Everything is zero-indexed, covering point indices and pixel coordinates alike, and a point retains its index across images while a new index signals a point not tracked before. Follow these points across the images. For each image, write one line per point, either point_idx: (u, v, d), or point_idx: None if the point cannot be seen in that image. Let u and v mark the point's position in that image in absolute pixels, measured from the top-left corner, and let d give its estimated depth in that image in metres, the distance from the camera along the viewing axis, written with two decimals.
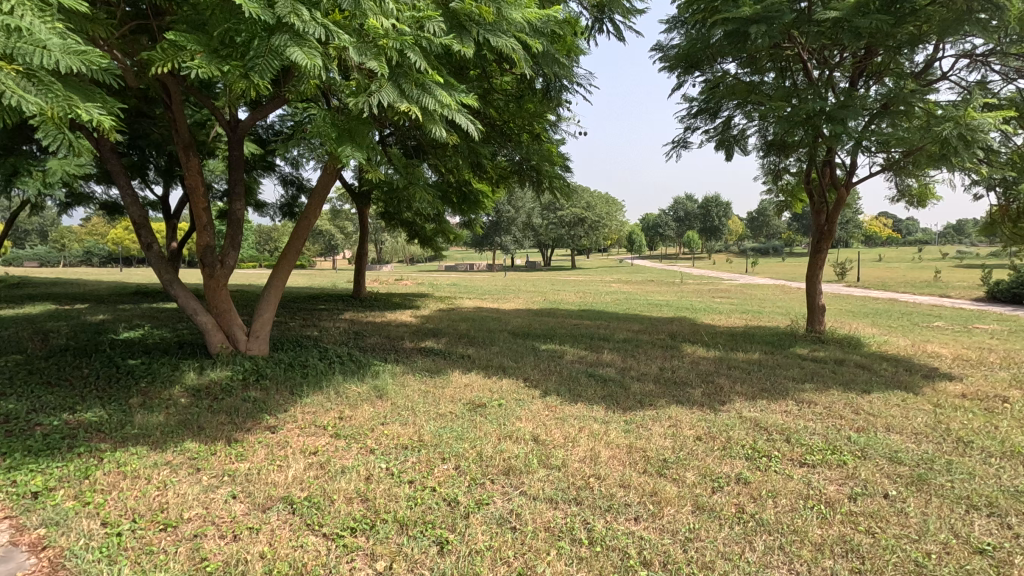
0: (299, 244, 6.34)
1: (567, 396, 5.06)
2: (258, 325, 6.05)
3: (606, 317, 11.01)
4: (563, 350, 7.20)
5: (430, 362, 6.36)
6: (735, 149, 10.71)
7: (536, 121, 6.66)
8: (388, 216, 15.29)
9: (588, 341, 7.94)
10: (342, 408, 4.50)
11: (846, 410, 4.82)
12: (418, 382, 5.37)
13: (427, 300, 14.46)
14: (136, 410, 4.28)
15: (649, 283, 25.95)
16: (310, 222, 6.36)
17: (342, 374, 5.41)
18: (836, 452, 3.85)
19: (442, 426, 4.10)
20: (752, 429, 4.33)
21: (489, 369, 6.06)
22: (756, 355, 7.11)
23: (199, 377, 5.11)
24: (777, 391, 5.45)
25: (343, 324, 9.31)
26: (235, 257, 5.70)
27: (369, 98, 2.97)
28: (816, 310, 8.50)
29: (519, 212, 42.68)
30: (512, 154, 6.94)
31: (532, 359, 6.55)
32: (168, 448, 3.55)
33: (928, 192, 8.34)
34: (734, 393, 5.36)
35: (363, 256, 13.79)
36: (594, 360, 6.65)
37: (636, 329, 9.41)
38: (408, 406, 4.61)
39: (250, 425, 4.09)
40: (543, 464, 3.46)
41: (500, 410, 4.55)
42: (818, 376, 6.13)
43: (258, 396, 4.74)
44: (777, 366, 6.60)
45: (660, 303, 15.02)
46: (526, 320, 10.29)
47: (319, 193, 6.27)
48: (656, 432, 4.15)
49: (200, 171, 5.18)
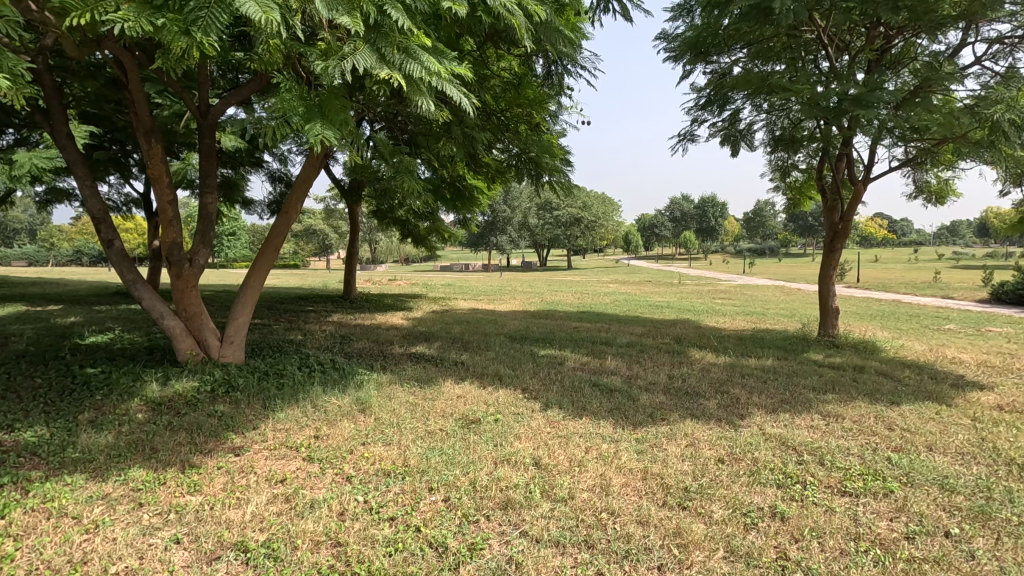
0: (278, 241, 5.83)
1: (570, 409, 4.59)
2: (232, 330, 5.54)
3: (607, 319, 10.54)
4: (564, 356, 6.72)
5: (420, 370, 5.89)
6: (741, 144, 10.30)
7: (536, 110, 6.21)
8: (380, 214, 14.79)
9: (590, 346, 7.45)
10: (319, 426, 4.01)
11: (879, 426, 4.36)
12: (407, 394, 4.88)
13: (420, 302, 13.96)
14: (82, 429, 3.77)
15: (647, 284, 25.50)
16: (291, 217, 5.84)
17: (322, 384, 4.92)
18: (879, 478, 3.39)
19: (431, 448, 3.62)
20: (779, 448, 3.87)
21: (484, 378, 5.57)
22: (769, 361, 6.66)
23: (162, 389, 4.59)
24: (798, 402, 5.00)
25: (330, 327, 8.81)
26: (205, 255, 5.20)
27: (341, 64, 2.50)
28: (828, 313, 8.07)
29: (515, 211, 42.16)
30: (510, 145, 6.47)
31: (531, 366, 6.08)
32: (109, 477, 3.06)
33: (948, 189, 7.91)
34: (752, 405, 4.89)
35: (353, 256, 13.30)
36: (598, 368, 6.19)
37: (639, 332, 8.94)
38: (394, 422, 4.13)
39: (211, 447, 3.58)
40: (546, 497, 2.98)
41: (496, 426, 4.07)
42: (840, 384, 5.68)
43: (226, 410, 4.24)
44: (793, 373, 6.15)
45: (661, 305, 14.55)
46: (524, 322, 9.81)
47: (300, 186, 5.75)
48: (672, 453, 3.68)
49: (163, 160, 4.68)
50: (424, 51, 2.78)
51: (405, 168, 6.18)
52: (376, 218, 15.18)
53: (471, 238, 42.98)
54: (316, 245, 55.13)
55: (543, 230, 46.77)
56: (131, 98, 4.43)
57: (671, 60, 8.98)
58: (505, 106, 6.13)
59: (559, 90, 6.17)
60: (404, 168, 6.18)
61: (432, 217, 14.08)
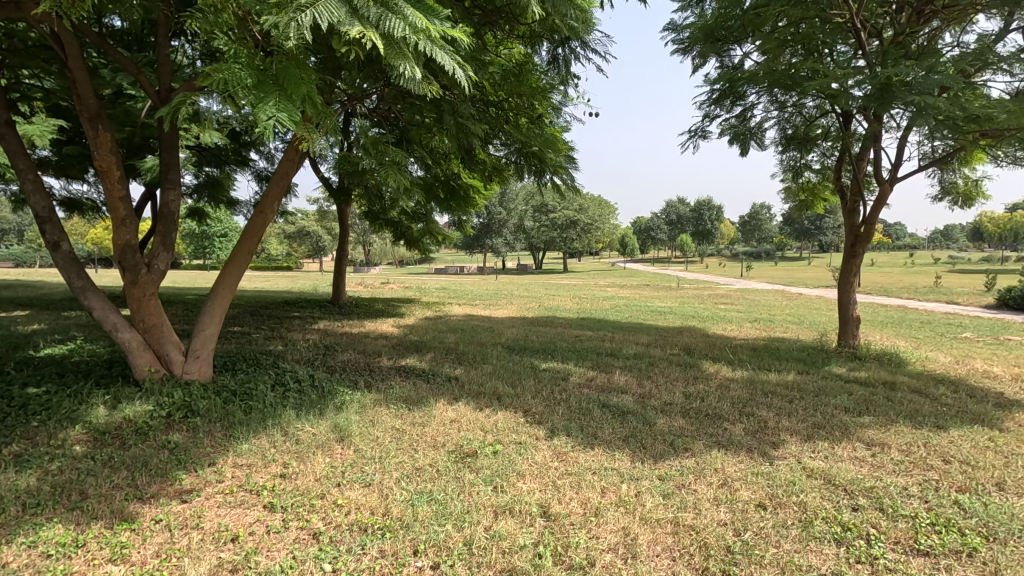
0: (252, 243, 5.23)
1: (579, 437, 4.01)
2: (198, 343, 4.93)
3: (609, 327, 9.98)
4: (568, 371, 6.16)
5: (410, 387, 5.32)
6: (751, 143, 9.81)
7: (538, 102, 5.69)
8: (372, 215, 14.22)
9: (595, 359, 6.88)
10: (289, 462, 3.42)
11: (934, 459, 3.81)
12: (393, 418, 4.30)
13: (413, 307, 13.35)
14: (3, 468, 3.17)
15: (645, 288, 24.97)
16: (267, 217, 5.25)
17: (296, 407, 4.33)
18: (955, 530, 2.84)
19: (418, 492, 3.04)
20: (825, 488, 3.32)
21: (480, 397, 4.99)
22: (791, 377, 6.12)
23: (109, 414, 3.97)
24: (834, 427, 4.45)
25: (314, 336, 8.20)
26: (165, 258, 4.61)
27: (299, 15, 1.94)
28: (849, 322, 7.53)
29: (511, 214, 41.57)
30: (509, 139, 5.91)
31: (533, 383, 5.50)
32: (14, 538, 2.46)
33: (976, 191, 7.43)
34: (783, 431, 4.34)
35: (343, 259, 12.70)
36: (607, 384, 5.62)
37: (645, 341, 8.39)
38: (376, 457, 3.55)
39: (154, 491, 2.98)
40: (559, 562, 2.41)
41: (495, 461, 3.49)
42: (874, 404, 5.14)
43: (181, 441, 3.65)
44: (820, 391, 5.61)
45: (664, 311, 14.01)
46: (522, 330, 9.24)
47: (277, 183, 5.18)
48: (703, 496, 3.12)
49: (113, 150, 4.09)
50: (408, 5, 2.22)
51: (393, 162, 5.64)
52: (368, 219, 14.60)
53: (466, 241, 42.36)
54: (309, 246, 54.43)
55: (539, 233, 46.22)
56: (72, 78, 3.86)
57: (679, 54, 8.49)
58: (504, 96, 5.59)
59: (563, 80, 5.64)
60: (392, 164, 5.64)
61: (425, 219, 13.51)
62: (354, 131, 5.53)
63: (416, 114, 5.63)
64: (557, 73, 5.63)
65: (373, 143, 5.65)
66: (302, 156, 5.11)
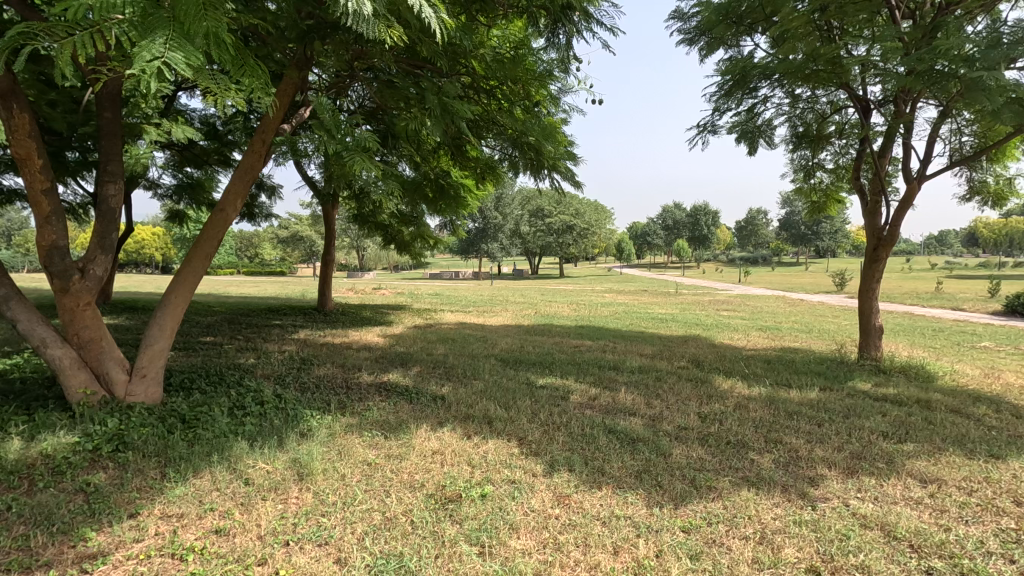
0: (211, 247, 4.63)
1: (583, 474, 3.40)
2: (145, 360, 4.29)
3: (610, 336, 9.39)
4: (568, 388, 5.55)
5: (390, 409, 4.69)
6: (759, 142, 9.30)
7: (534, 89, 5.10)
8: (361, 218, 13.61)
9: (597, 373, 6.27)
10: (230, 512, 2.79)
11: (1004, 500, 3.22)
12: (365, 451, 3.68)
13: (403, 314, 12.73)
14: None
15: (643, 294, 24.46)
16: (228, 217, 4.67)
17: (254, 437, 3.70)
18: None
19: (386, 556, 2.43)
20: (888, 543, 2.71)
21: (469, 422, 4.38)
22: (814, 395, 5.54)
23: (24, 447, 3.32)
24: (877, 457, 3.86)
25: (291, 347, 7.56)
26: (105, 261, 4.03)
27: None
28: (871, 333, 6.95)
29: (507, 219, 40.98)
30: (502, 130, 5.31)
31: (528, 404, 4.89)
32: None
33: (1006, 191, 6.91)
34: (819, 462, 3.75)
35: (329, 264, 12.06)
36: (611, 405, 5.01)
37: (651, 353, 7.79)
38: (339, 503, 2.93)
39: (48, 558, 2.35)
40: None
41: (483, 510, 2.88)
42: (913, 428, 4.55)
43: (105, 483, 3.02)
44: (851, 411, 5.02)
45: (666, 318, 13.42)
46: (516, 340, 8.63)
47: (240, 178, 4.64)
48: (742, 559, 2.51)
49: (32, 134, 3.48)
50: None
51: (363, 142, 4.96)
52: (357, 223, 14.00)
53: (461, 246, 41.76)
54: (302, 251, 53.79)
55: (534, 238, 45.59)
56: None
57: (685, 45, 7.97)
58: (495, 78, 4.96)
59: (564, 64, 5.02)
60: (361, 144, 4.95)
61: (416, 222, 12.92)
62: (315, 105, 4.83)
63: (394, 95, 4.99)
64: (556, 56, 5.02)
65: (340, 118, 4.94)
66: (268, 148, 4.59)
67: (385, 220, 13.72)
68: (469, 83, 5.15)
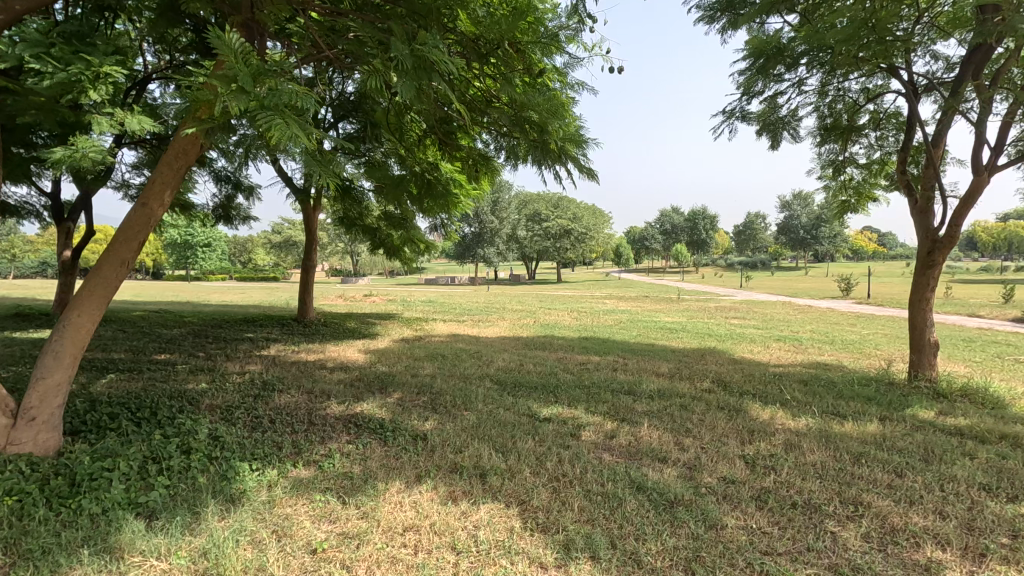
0: (129, 253, 3.69)
1: (613, 568, 2.44)
2: (34, 399, 3.33)
3: (619, 351, 8.46)
4: (579, 423, 4.57)
5: (357, 456, 3.72)
6: (783, 136, 8.44)
7: (538, 51, 4.09)
8: (346, 221, 12.64)
9: (612, 401, 5.28)
10: None
11: None
12: (314, 528, 2.70)
13: (391, 325, 11.78)
14: None
15: (644, 300, 23.72)
16: (152, 213, 3.74)
17: (161, 508, 2.73)
18: None
19: None
20: None
21: (457, 475, 3.42)
22: (873, 429, 4.60)
23: None
24: (997, 529, 2.90)
25: (255, 367, 6.56)
26: None
27: None
28: (925, 350, 6.02)
29: (503, 224, 39.90)
30: (500, 102, 4.31)
31: (532, 446, 3.92)
32: None
33: None
34: (923, 536, 2.80)
35: (310, 270, 11.07)
36: (634, 446, 4.05)
37: (668, 372, 6.82)
38: None
39: None
40: None
41: None
42: (1017, 476, 3.62)
43: None
44: (930, 453, 4.06)
45: (673, 328, 12.52)
46: (514, 356, 7.64)
47: (168, 166, 3.73)
48: None
49: None
50: None
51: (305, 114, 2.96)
52: (342, 225, 13.03)
53: (456, 252, 40.91)
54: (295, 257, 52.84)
55: (532, 242, 44.66)
56: None
57: (705, 23, 7.06)
58: (489, 42, 4.04)
59: (575, 23, 4.04)
60: (303, 116, 2.92)
61: (404, 225, 11.94)
62: (214, 40, 2.57)
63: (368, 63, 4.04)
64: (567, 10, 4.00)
65: (260, 71, 2.70)
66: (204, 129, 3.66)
67: (372, 222, 12.74)
68: (456, 50, 4.24)
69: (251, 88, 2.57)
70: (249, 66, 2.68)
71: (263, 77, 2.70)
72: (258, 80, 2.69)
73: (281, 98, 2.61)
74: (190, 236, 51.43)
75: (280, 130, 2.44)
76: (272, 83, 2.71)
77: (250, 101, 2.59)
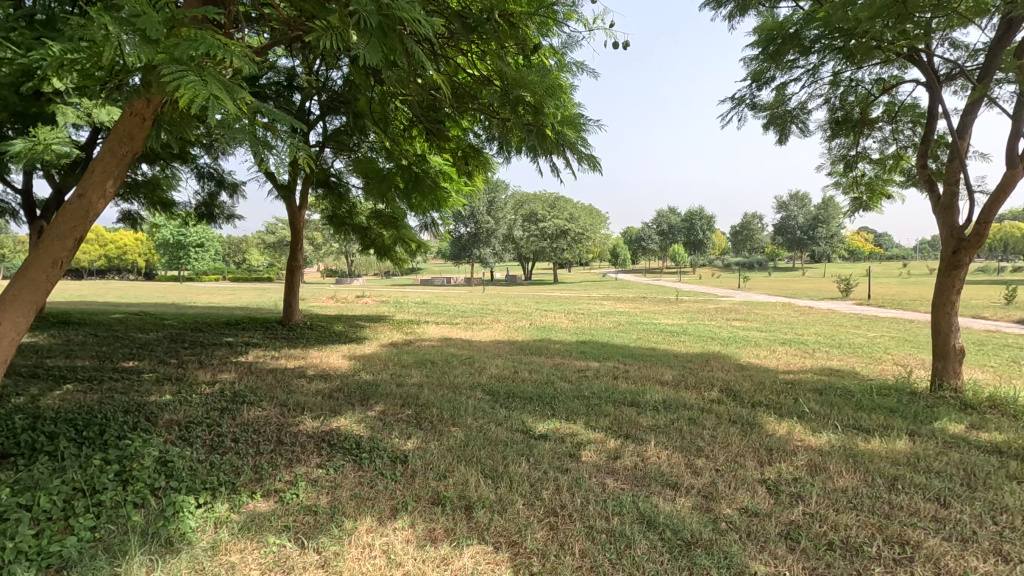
0: (63, 252, 3.25)
1: None
2: None
3: (619, 356, 8.02)
4: (579, 441, 4.12)
5: (326, 484, 3.26)
6: (792, 130, 8.02)
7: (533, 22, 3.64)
8: (335, 220, 12.17)
9: (614, 414, 4.82)
10: None
11: None
12: None
13: (382, 328, 11.31)
14: None
15: (642, 301, 23.32)
16: (91, 205, 3.27)
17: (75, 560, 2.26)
18: None
19: None
20: None
21: (440, 508, 2.96)
22: (902, 446, 4.17)
23: None
24: None
25: (229, 375, 6.08)
26: None
27: None
28: (950, 357, 5.60)
29: (500, 224, 39.40)
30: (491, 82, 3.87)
31: (527, 471, 3.47)
32: None
33: None
34: None
35: (295, 271, 10.59)
36: (641, 469, 3.60)
37: (673, 380, 6.37)
38: None
39: None
40: None
41: None
42: None
43: None
44: (973, 477, 3.63)
45: (674, 331, 12.10)
46: (508, 363, 7.19)
47: (111, 151, 3.26)
48: None
49: None
50: None
51: (226, 68, 2.89)
52: (331, 224, 12.55)
53: (452, 252, 40.44)
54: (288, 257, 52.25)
55: (528, 243, 44.22)
56: None
57: (711, 8, 6.63)
58: (477, 12, 3.60)
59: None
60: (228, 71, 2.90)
61: (394, 224, 11.48)
62: None
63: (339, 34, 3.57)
64: None
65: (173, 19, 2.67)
66: (150, 109, 3.20)
67: (362, 221, 12.26)
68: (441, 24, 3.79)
69: (160, 38, 2.52)
70: (162, 14, 2.65)
71: (179, 26, 2.69)
72: (174, 29, 2.68)
73: (196, 50, 2.56)
74: (182, 236, 50.78)
75: (191, 87, 2.34)
76: (187, 34, 2.67)
77: (159, 54, 2.53)
